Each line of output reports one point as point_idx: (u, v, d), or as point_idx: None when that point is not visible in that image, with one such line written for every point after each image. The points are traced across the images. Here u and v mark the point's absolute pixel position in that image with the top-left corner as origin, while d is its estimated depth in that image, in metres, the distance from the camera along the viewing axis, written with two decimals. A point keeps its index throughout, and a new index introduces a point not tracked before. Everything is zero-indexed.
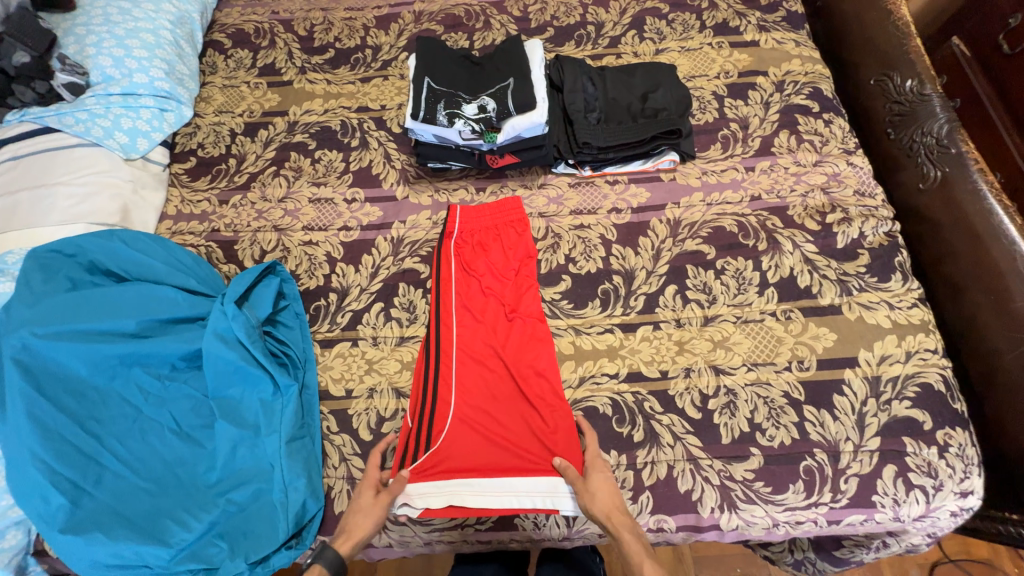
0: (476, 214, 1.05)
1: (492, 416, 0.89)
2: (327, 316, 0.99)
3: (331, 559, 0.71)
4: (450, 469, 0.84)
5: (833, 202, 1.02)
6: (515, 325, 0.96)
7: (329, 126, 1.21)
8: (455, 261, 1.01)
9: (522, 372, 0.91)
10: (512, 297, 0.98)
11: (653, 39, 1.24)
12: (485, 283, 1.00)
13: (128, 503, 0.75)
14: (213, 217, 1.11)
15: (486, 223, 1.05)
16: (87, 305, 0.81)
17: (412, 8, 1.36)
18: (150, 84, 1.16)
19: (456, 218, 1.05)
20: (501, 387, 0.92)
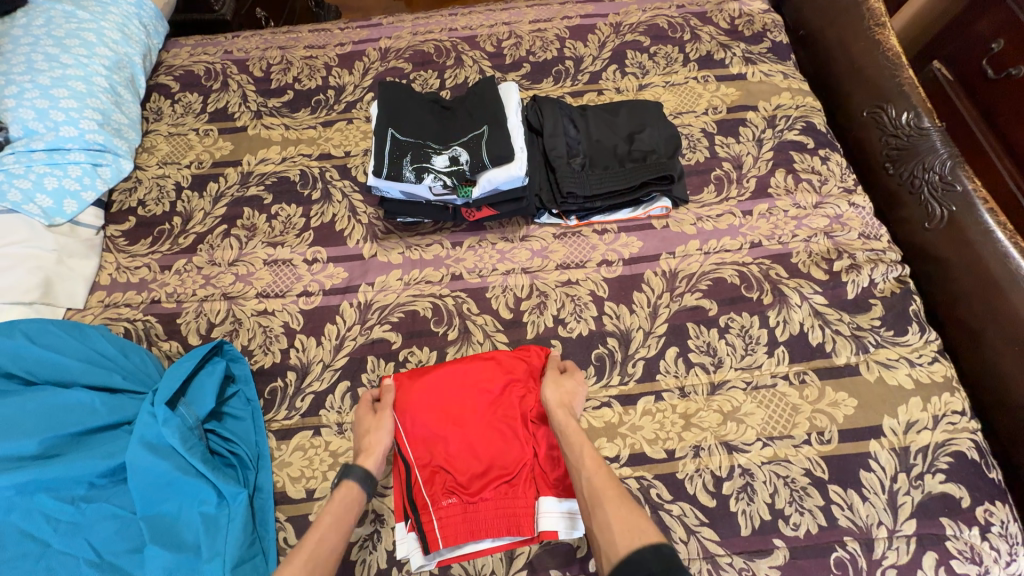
0: (441, 423, 0.78)
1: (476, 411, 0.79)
2: (283, 401, 0.86)
3: (360, 472, 0.74)
4: (436, 419, 0.79)
5: (838, 247, 0.95)
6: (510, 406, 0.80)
7: (287, 176, 1.09)
8: (425, 413, 0.79)
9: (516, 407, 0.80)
10: (505, 414, 0.80)
11: (636, 74, 1.17)
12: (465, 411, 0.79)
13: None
14: (153, 285, 0.98)
15: (449, 408, 0.79)
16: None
17: (378, 45, 1.27)
18: (80, 138, 1.03)
19: (414, 427, 0.79)
20: (499, 409, 0.80)
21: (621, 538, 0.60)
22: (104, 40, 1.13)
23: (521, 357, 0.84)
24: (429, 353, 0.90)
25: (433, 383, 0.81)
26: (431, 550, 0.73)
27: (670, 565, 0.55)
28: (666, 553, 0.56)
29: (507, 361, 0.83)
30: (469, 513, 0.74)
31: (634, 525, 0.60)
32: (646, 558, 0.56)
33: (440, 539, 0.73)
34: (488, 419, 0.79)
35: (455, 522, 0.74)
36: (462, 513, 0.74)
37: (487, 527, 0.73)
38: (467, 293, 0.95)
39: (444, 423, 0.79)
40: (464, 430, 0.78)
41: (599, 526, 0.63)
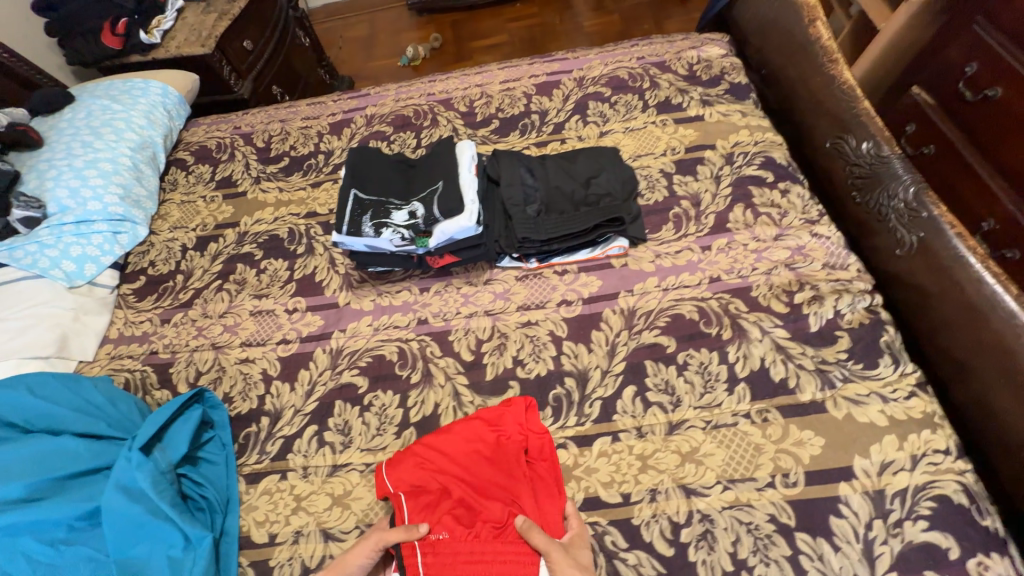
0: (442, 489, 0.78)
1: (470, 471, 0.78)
2: (256, 445, 0.91)
3: None
4: (436, 484, 0.78)
5: (799, 278, 0.93)
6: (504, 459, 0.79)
7: (277, 234, 1.20)
8: (424, 484, 0.78)
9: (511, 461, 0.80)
10: (502, 469, 0.79)
11: (597, 122, 1.24)
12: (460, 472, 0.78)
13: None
14: (153, 337, 1.08)
15: (446, 473, 0.79)
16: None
17: (365, 112, 1.41)
18: (104, 210, 1.18)
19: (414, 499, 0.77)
20: (494, 465, 0.79)
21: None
22: (132, 126, 1.32)
23: (503, 409, 0.82)
24: (392, 397, 0.93)
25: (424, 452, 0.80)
26: None
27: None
28: None
29: (492, 414, 0.82)
30: (462, 553, 0.72)
31: None
32: None
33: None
34: (488, 475, 0.78)
35: (443, 560, 0.71)
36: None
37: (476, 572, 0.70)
38: (431, 337, 0.99)
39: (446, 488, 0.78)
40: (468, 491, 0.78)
41: None
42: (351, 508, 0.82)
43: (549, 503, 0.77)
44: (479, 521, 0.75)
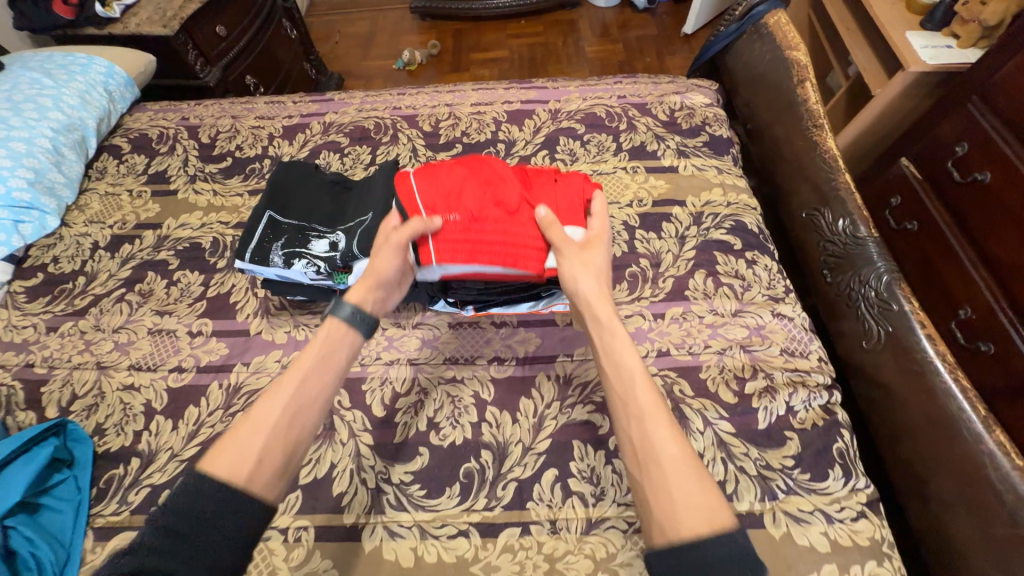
0: (454, 169, 0.82)
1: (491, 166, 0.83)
2: (117, 493, 0.79)
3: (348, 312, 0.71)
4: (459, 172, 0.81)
5: (754, 363, 0.85)
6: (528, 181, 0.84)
7: (199, 243, 1.09)
8: (448, 166, 0.83)
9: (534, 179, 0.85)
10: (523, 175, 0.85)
11: (565, 161, 1.15)
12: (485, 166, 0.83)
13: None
14: (33, 347, 0.95)
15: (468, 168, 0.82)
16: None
17: (323, 119, 1.31)
18: (6, 195, 1.05)
19: (422, 181, 0.81)
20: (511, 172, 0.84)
21: (687, 516, 0.52)
22: (60, 105, 1.20)
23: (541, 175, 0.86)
24: None
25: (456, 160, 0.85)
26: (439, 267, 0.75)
27: (746, 550, 0.49)
28: (720, 526, 0.50)
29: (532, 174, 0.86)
30: (473, 229, 0.75)
31: (693, 497, 0.53)
32: (705, 534, 0.50)
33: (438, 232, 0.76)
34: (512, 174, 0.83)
35: (457, 228, 0.75)
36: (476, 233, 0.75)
37: (489, 248, 0.74)
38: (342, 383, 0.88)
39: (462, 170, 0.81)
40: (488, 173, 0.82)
41: (658, 492, 0.54)
42: None
43: (570, 194, 0.82)
44: (499, 191, 0.79)
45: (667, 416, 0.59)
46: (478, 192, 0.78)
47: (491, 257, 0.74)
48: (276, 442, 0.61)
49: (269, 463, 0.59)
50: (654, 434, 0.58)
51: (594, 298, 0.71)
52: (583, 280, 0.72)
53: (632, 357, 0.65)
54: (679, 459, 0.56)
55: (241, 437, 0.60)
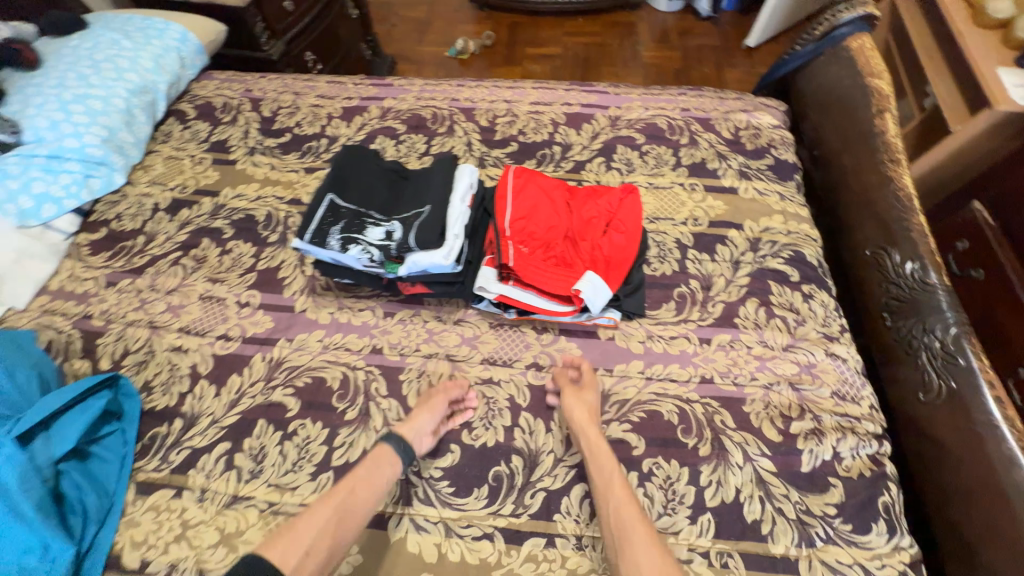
0: (520, 199, 0.93)
1: (551, 204, 0.95)
2: (158, 450, 0.82)
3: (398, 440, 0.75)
4: (524, 208, 0.92)
5: (801, 402, 0.81)
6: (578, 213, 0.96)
7: (254, 215, 1.12)
8: (515, 194, 0.93)
9: (584, 210, 0.96)
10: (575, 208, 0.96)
11: (621, 170, 1.13)
12: (545, 202, 0.95)
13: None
14: (92, 299, 0.99)
15: (534, 200, 0.94)
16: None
17: (381, 103, 1.32)
18: (80, 150, 1.11)
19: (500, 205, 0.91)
20: (563, 210, 0.96)
21: None
22: (136, 68, 1.25)
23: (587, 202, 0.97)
24: (320, 431, 0.83)
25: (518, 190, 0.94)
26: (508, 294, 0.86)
27: None
28: None
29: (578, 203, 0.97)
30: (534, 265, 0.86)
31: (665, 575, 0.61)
32: None
33: (514, 270, 0.85)
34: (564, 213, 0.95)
35: (523, 267, 0.85)
36: (537, 268, 0.85)
37: (546, 280, 0.85)
38: (380, 370, 0.89)
39: (528, 205, 0.93)
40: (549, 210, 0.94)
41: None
42: (238, 552, 0.72)
43: (611, 239, 0.92)
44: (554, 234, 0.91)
45: (643, 518, 0.67)
46: (535, 231, 0.90)
47: (544, 289, 0.85)
48: (325, 541, 0.65)
49: (315, 556, 0.63)
50: (626, 519, 0.66)
51: (584, 423, 0.76)
52: (573, 411, 0.77)
53: (609, 462, 0.72)
54: (644, 540, 0.64)
55: (293, 535, 0.64)
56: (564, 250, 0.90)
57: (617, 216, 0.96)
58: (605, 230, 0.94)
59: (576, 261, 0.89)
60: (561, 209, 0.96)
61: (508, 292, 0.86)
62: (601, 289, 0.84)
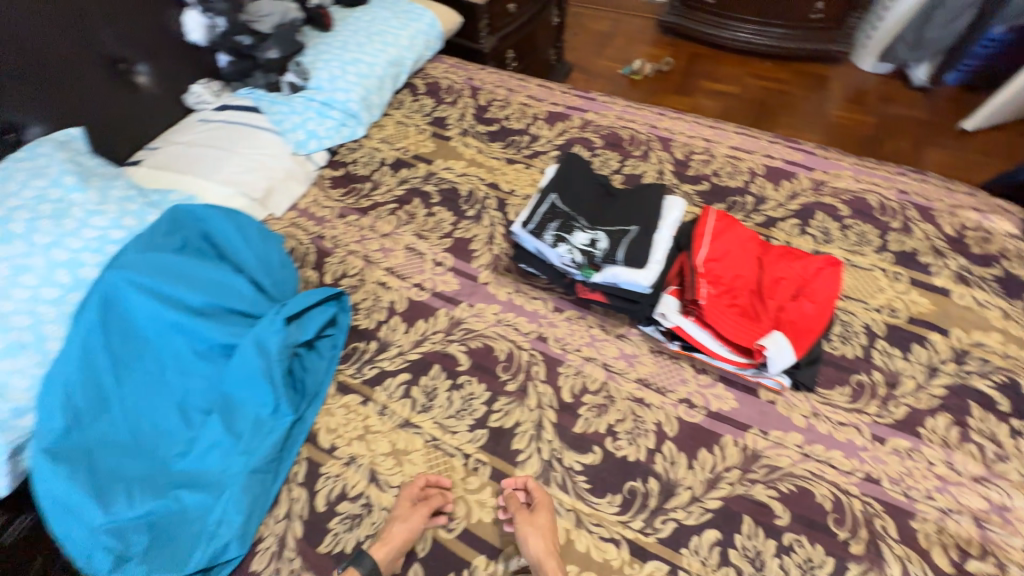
0: (719, 241, 0.97)
1: (747, 254, 0.98)
2: (357, 361, 0.99)
3: (369, 565, 0.70)
4: (721, 251, 0.96)
5: (984, 543, 0.74)
6: (773, 271, 0.96)
7: (458, 188, 1.28)
8: (717, 235, 0.98)
9: (779, 269, 0.96)
10: (771, 265, 0.97)
11: (816, 237, 1.09)
12: (742, 251, 0.98)
13: (105, 457, 0.80)
14: (327, 224, 1.22)
15: (731, 246, 0.97)
16: (165, 264, 0.89)
17: (584, 115, 1.42)
18: (344, 103, 1.37)
19: (699, 241, 0.96)
20: (758, 264, 0.97)
21: None
22: (396, 44, 1.49)
23: (785, 263, 0.97)
24: (483, 391, 0.94)
25: (720, 232, 0.98)
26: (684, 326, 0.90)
27: None
28: None
29: (775, 260, 0.98)
30: (718, 307, 0.89)
31: None
32: None
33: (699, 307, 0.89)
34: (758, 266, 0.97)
35: (708, 305, 0.89)
36: (721, 311, 0.89)
37: (727, 325, 0.88)
38: (543, 357, 0.97)
39: (726, 249, 0.96)
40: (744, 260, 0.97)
41: None
42: (403, 467, 0.86)
43: (804, 305, 0.91)
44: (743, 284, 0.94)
45: None
46: (726, 275, 0.94)
47: (723, 332, 0.88)
48: None
49: None
50: None
51: (542, 558, 0.71)
52: (529, 547, 0.72)
53: None
54: None
55: None
56: (750, 302, 0.92)
57: (813, 284, 0.94)
58: (796, 295, 0.93)
59: (761, 317, 0.90)
60: (754, 262, 0.97)
61: (685, 323, 0.90)
62: (786, 351, 0.84)
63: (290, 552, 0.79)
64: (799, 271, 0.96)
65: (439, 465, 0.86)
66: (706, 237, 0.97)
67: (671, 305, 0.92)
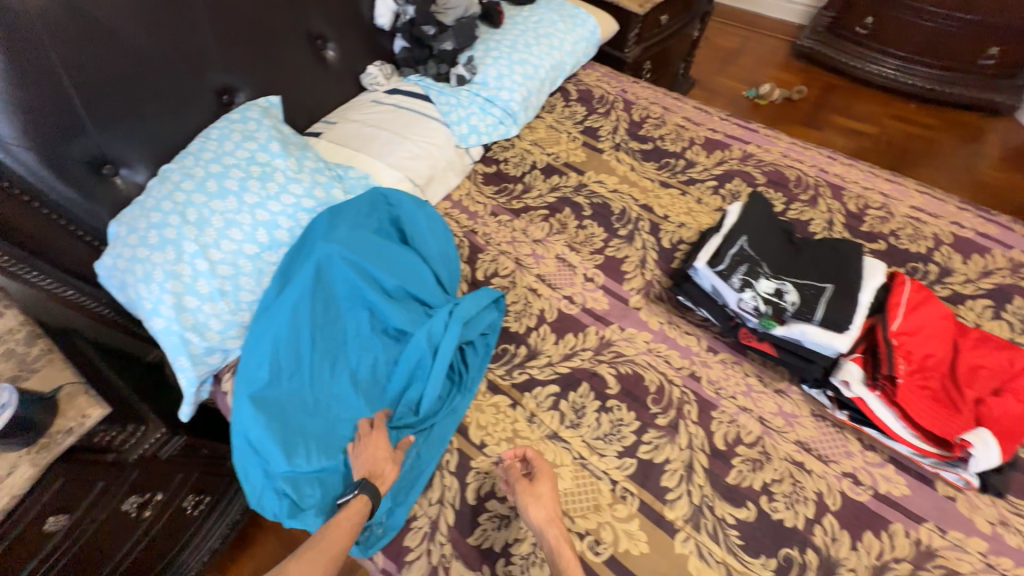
0: (916, 315, 0.90)
1: (945, 334, 0.90)
2: (507, 363, 1.02)
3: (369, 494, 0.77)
4: (918, 327, 0.89)
5: None
6: (974, 356, 0.88)
7: (610, 205, 1.27)
8: (914, 307, 0.91)
9: (981, 355, 0.88)
10: (972, 349, 0.89)
11: (1014, 325, 0.99)
12: (940, 328, 0.90)
13: (293, 411, 0.86)
14: (479, 220, 1.25)
15: (929, 321, 0.90)
16: (367, 246, 0.98)
17: (745, 147, 1.37)
18: (507, 102, 1.39)
19: (894, 312, 0.89)
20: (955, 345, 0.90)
21: None
22: (560, 48, 1.49)
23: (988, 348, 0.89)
24: (632, 419, 0.93)
25: (917, 305, 0.91)
26: (868, 401, 0.85)
27: None
28: None
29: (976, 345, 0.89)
30: (911, 389, 0.84)
31: None
32: None
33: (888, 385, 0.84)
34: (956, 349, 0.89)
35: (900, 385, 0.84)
36: (914, 394, 0.83)
37: (919, 410, 0.82)
38: (695, 397, 0.95)
39: (923, 325, 0.89)
40: (941, 339, 0.89)
41: None
42: None
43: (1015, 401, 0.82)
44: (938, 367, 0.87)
45: None
46: (922, 354, 0.87)
47: (913, 417, 0.83)
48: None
49: None
50: None
51: (544, 524, 0.78)
52: (531, 513, 0.79)
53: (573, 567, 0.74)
54: None
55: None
56: (943, 388, 0.86)
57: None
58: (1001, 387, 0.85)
59: (959, 407, 0.83)
60: (951, 343, 0.90)
61: (869, 398, 0.85)
62: (993, 452, 0.77)
63: (442, 536, 0.83)
64: (1005, 361, 0.87)
65: (586, 485, 0.87)
66: (902, 309, 0.90)
67: (854, 376, 0.87)
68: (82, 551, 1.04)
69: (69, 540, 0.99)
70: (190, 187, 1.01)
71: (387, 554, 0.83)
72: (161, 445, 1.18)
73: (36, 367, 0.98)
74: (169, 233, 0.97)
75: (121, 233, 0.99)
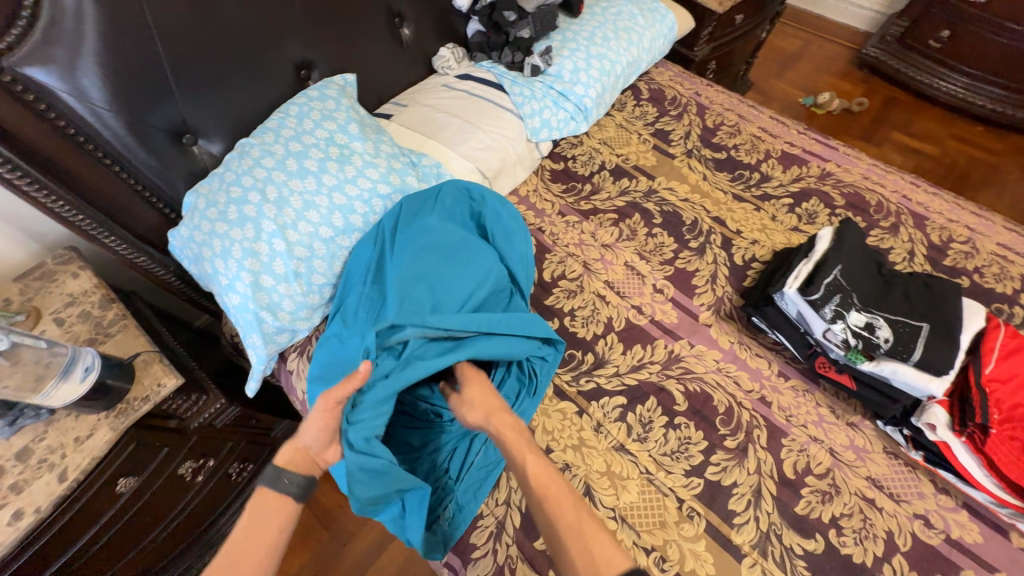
0: (1014, 366, 0.87)
1: None
2: (574, 370, 1.01)
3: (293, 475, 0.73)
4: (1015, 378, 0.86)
5: None
6: None
7: (681, 214, 1.24)
8: (1010, 358, 0.88)
9: None
10: None
11: None
12: None
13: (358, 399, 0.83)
14: (546, 219, 1.23)
15: None
16: (442, 235, 0.98)
17: (822, 165, 1.32)
18: (580, 97, 1.34)
19: (987, 361, 0.88)
20: None
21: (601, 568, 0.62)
22: (638, 45, 1.44)
23: None
24: (699, 438, 0.93)
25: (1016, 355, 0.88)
26: (953, 448, 0.84)
27: None
28: None
29: None
30: (1003, 441, 0.82)
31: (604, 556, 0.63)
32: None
33: (977, 433, 0.83)
34: None
35: (991, 436, 0.82)
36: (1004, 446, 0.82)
37: (1010, 464, 0.81)
38: (765, 422, 0.94)
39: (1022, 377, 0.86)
40: None
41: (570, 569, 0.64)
42: (617, 491, 0.88)
43: None
44: None
45: (560, 484, 0.71)
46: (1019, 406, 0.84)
47: (1002, 470, 0.81)
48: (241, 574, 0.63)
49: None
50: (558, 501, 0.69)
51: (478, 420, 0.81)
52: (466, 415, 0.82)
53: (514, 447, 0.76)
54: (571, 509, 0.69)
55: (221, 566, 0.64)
56: None
57: None
58: None
59: None
60: None
61: (955, 445, 0.84)
62: None
63: (508, 537, 0.84)
64: None
65: (652, 500, 0.87)
66: (997, 358, 0.88)
67: (941, 421, 0.85)
68: (142, 513, 1.04)
69: (135, 505, 1.01)
70: (271, 164, 1.00)
71: (455, 551, 0.85)
72: (217, 415, 1.16)
73: (111, 332, 0.99)
74: (250, 211, 0.96)
75: (198, 205, 0.98)
